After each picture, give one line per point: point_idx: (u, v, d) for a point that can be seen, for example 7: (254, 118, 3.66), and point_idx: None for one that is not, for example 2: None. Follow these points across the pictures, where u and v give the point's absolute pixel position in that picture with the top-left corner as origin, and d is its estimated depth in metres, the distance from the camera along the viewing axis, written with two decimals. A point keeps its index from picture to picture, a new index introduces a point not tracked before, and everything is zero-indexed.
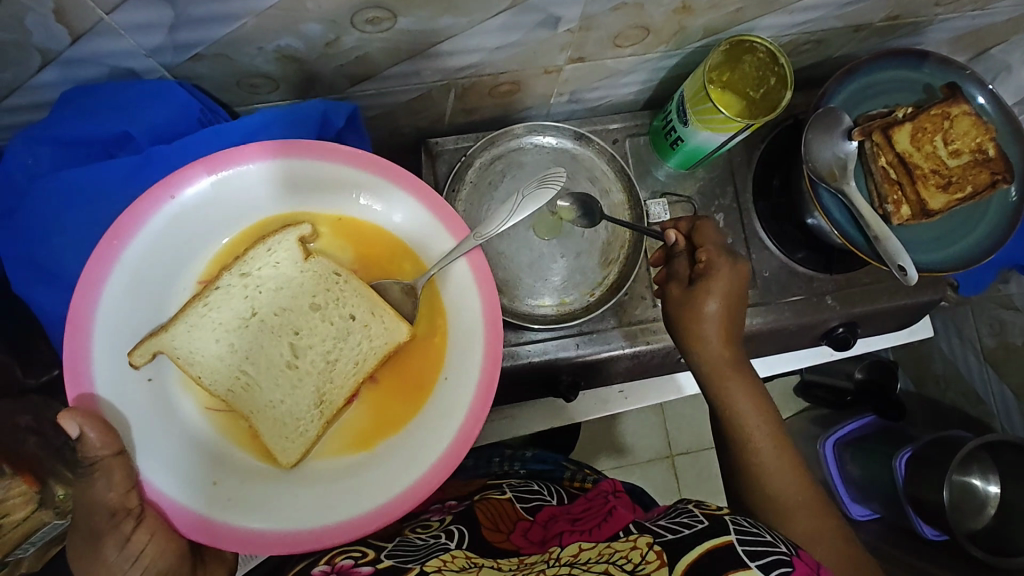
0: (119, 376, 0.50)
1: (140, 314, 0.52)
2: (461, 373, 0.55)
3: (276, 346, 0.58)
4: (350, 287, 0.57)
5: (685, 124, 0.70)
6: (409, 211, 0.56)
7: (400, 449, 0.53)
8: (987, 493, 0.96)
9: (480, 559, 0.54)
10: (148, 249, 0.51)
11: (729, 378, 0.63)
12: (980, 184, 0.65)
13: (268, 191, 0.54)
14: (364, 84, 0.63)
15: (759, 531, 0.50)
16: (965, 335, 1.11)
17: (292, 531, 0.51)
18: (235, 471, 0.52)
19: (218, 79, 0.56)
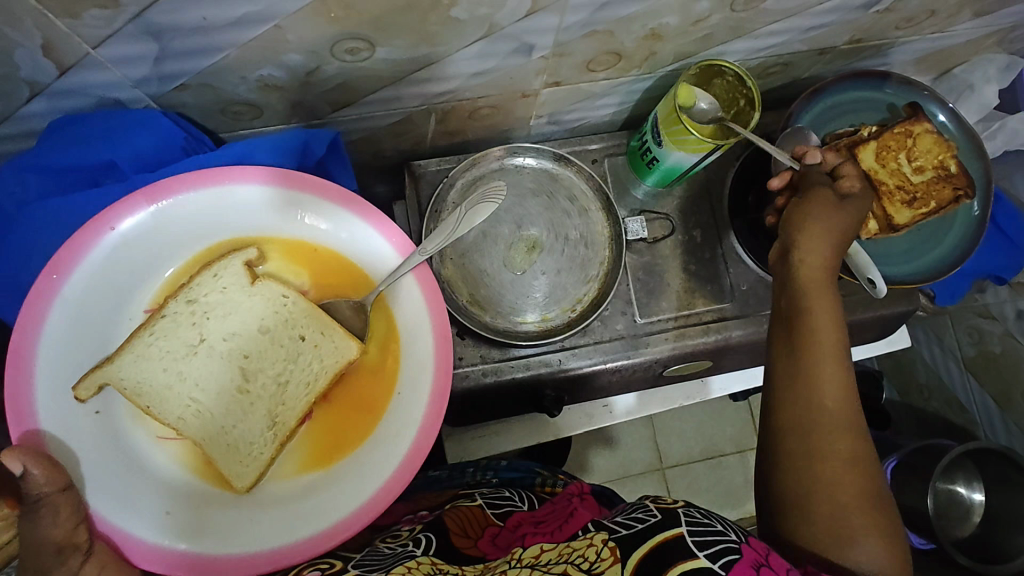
0: (63, 409, 0.51)
1: (85, 346, 0.53)
2: (413, 389, 0.56)
3: (227, 373, 0.58)
4: (300, 309, 0.59)
5: (659, 144, 0.72)
6: (350, 230, 0.58)
7: (355, 467, 0.55)
8: (973, 502, 0.98)
9: (445, 566, 0.55)
10: (92, 283, 0.53)
11: (822, 335, 0.56)
12: (944, 198, 0.67)
13: (211, 219, 0.56)
14: (345, 110, 0.65)
15: (711, 521, 0.51)
16: (945, 344, 1.13)
17: (249, 554, 0.51)
18: (186, 500, 0.53)
19: (202, 107, 0.58)
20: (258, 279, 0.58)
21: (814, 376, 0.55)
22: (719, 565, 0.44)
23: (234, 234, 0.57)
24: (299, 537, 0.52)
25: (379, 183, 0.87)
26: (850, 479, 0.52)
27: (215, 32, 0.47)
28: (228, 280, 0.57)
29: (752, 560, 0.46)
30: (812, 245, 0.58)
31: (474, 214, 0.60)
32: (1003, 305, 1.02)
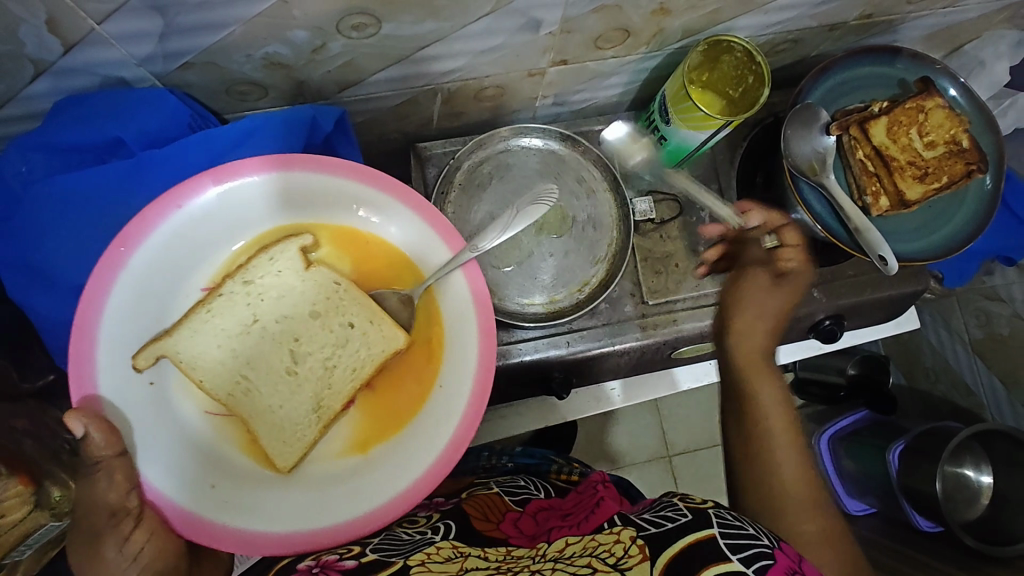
0: (121, 377, 0.51)
1: (143, 318, 0.52)
2: (455, 383, 0.56)
3: (277, 353, 0.58)
4: (350, 296, 0.58)
5: (667, 122, 0.72)
6: (406, 223, 0.58)
7: (396, 453, 0.54)
8: (980, 484, 0.98)
9: (467, 549, 0.54)
10: (155, 257, 0.52)
11: (765, 413, 0.66)
12: (956, 173, 0.66)
13: (270, 202, 0.55)
14: (351, 89, 0.64)
15: (742, 523, 0.51)
16: (953, 327, 1.12)
17: (286, 530, 0.51)
18: (232, 475, 0.53)
19: (207, 87, 0.57)
20: (312, 264, 0.57)
21: (763, 441, 0.66)
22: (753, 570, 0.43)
23: (291, 218, 0.57)
24: (334, 521, 0.52)
25: (385, 166, 0.86)
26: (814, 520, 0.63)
27: (221, 7, 0.46)
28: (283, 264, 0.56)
29: (785, 565, 0.45)
30: (745, 331, 0.68)
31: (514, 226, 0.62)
32: (1011, 287, 1.02)
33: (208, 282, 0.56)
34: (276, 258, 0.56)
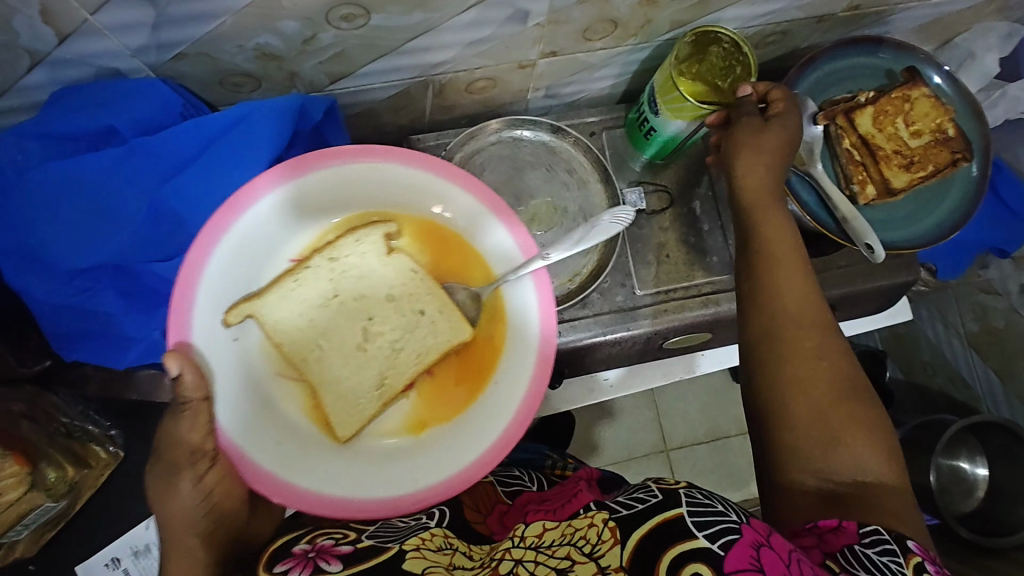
0: (211, 328, 0.53)
1: (235, 279, 0.54)
2: (515, 378, 0.56)
3: (350, 327, 0.59)
4: (429, 285, 0.59)
5: (656, 113, 0.72)
6: (484, 220, 0.58)
7: (453, 439, 0.55)
8: (975, 476, 0.98)
9: (456, 541, 0.53)
10: (256, 223, 0.54)
11: (775, 248, 0.55)
12: (942, 162, 0.67)
13: (360, 189, 0.57)
14: (343, 81, 0.65)
15: (712, 501, 0.48)
16: (949, 320, 1.12)
17: (342, 501, 0.52)
18: (297, 436, 0.54)
19: (200, 78, 0.58)
20: (393, 250, 0.58)
21: (782, 362, 0.52)
22: (720, 548, 0.42)
23: (387, 206, 0.58)
24: (386, 499, 0.53)
25: None
26: (819, 376, 0.51)
27: None
28: (371, 249, 0.58)
29: (754, 542, 0.43)
30: (749, 166, 0.58)
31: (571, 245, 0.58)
32: (1006, 280, 1.02)
33: (297, 257, 0.58)
34: (363, 240, 0.57)
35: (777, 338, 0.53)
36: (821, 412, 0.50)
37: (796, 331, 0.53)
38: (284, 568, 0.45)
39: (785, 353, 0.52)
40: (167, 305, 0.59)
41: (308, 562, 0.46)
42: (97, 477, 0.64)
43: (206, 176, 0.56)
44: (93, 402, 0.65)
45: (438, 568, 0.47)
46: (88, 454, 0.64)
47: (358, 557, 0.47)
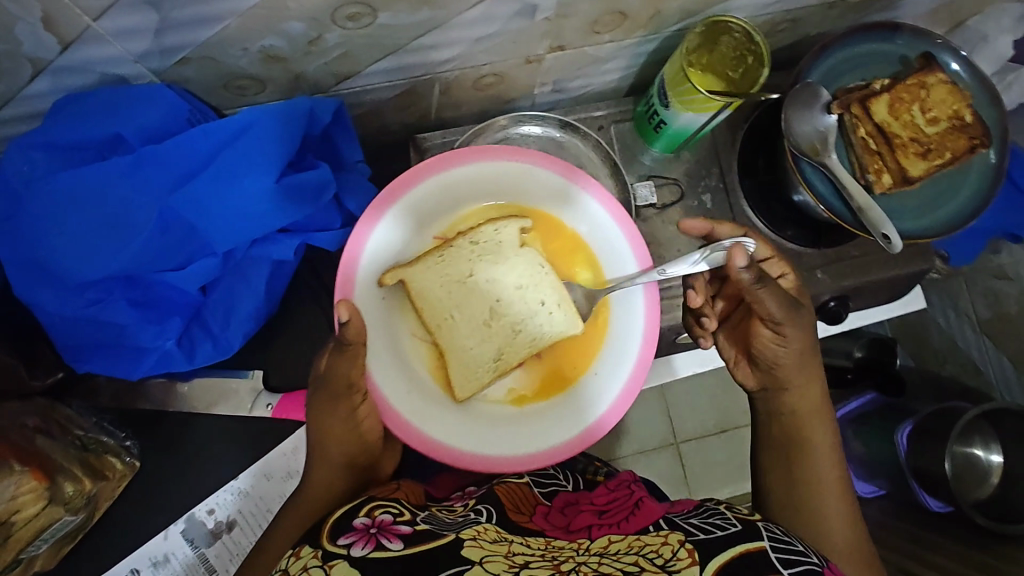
0: (368, 284, 0.61)
1: (387, 249, 0.62)
2: (613, 369, 0.64)
3: (479, 304, 0.65)
4: (552, 280, 0.63)
5: (666, 106, 0.71)
6: (608, 226, 0.65)
7: (555, 413, 0.63)
8: (990, 463, 0.97)
9: (511, 536, 0.50)
10: (408, 200, 0.62)
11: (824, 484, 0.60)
12: (959, 149, 0.66)
13: (499, 185, 0.65)
14: (349, 81, 0.64)
15: (792, 538, 0.47)
16: (960, 307, 1.11)
17: (462, 452, 0.61)
18: (423, 388, 0.63)
19: (205, 82, 0.57)
20: (525, 245, 0.64)
21: (801, 448, 0.62)
22: None
23: (528, 202, 0.65)
24: (497, 459, 0.61)
25: (385, 158, 0.87)
26: None
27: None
28: (508, 239, 0.63)
29: None
30: (804, 384, 0.63)
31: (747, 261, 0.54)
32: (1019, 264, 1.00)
33: (440, 237, 0.65)
34: (501, 232, 0.63)
35: (793, 420, 0.63)
36: (832, 504, 0.59)
37: (816, 433, 0.62)
38: (349, 539, 0.48)
39: (807, 467, 0.61)
40: (180, 313, 0.60)
41: (370, 539, 0.48)
42: (114, 489, 0.61)
43: (219, 182, 0.54)
44: (107, 413, 0.64)
45: (497, 556, 0.45)
46: (105, 466, 0.60)
47: (417, 539, 0.48)
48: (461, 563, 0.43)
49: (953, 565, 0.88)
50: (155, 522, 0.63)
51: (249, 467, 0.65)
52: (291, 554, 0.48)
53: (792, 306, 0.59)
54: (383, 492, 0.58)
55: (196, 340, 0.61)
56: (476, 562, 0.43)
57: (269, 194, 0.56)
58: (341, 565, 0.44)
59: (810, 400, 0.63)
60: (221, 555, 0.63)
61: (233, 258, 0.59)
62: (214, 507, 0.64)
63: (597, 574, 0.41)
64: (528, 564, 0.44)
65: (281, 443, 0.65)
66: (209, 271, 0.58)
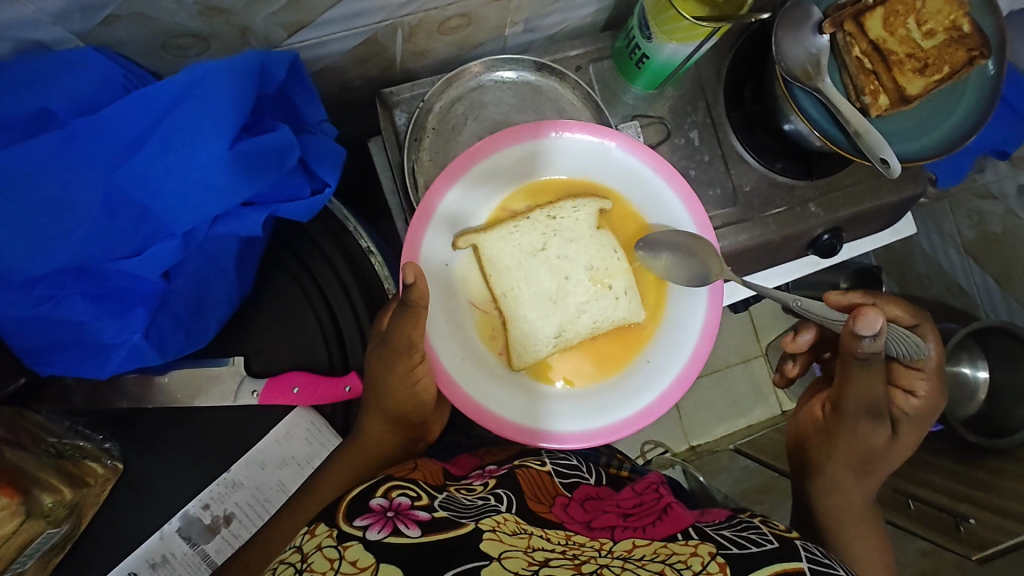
0: (441, 243, 0.63)
1: (459, 215, 0.64)
2: (664, 360, 0.66)
3: (550, 280, 0.68)
4: (622, 268, 0.67)
5: (648, 38, 0.67)
6: (679, 215, 0.66)
7: (602, 396, 0.65)
8: (978, 380, 0.94)
9: (530, 527, 0.49)
10: (487, 165, 0.64)
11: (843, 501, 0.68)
12: (957, 62, 0.62)
13: (583, 167, 0.67)
14: (302, 32, 0.56)
15: (831, 562, 0.47)
16: (945, 231, 1.07)
17: (512, 422, 0.63)
18: (477, 352, 0.64)
19: (140, 43, 0.51)
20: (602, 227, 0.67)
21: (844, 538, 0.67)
22: None
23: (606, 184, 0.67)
24: (545, 431, 0.63)
25: (351, 117, 0.81)
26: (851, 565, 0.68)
27: None
28: (583, 219, 0.66)
29: None
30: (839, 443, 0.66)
31: (877, 329, 0.54)
32: (1004, 182, 0.94)
33: (512, 209, 0.67)
34: (578, 212, 0.66)
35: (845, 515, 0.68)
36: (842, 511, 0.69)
37: (861, 532, 0.67)
38: (365, 521, 0.46)
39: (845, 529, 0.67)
40: (143, 303, 0.54)
41: (387, 522, 0.46)
42: (98, 494, 0.58)
43: (164, 156, 0.48)
44: (80, 416, 0.60)
45: (518, 551, 0.43)
46: (86, 472, 0.57)
47: (436, 527, 0.46)
48: (480, 558, 0.41)
49: (945, 482, 0.89)
50: (149, 524, 0.59)
51: (242, 456, 0.60)
52: (306, 531, 0.47)
53: (874, 413, 0.62)
54: (399, 471, 0.56)
55: (165, 331, 0.57)
56: (494, 557, 0.41)
57: (222, 164, 0.50)
58: (356, 548, 0.42)
59: (849, 506, 0.68)
60: (223, 550, 0.59)
61: (195, 238, 0.53)
62: (209, 502, 0.59)
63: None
64: (548, 561, 0.42)
65: (272, 427, 0.61)
66: (169, 256, 0.52)
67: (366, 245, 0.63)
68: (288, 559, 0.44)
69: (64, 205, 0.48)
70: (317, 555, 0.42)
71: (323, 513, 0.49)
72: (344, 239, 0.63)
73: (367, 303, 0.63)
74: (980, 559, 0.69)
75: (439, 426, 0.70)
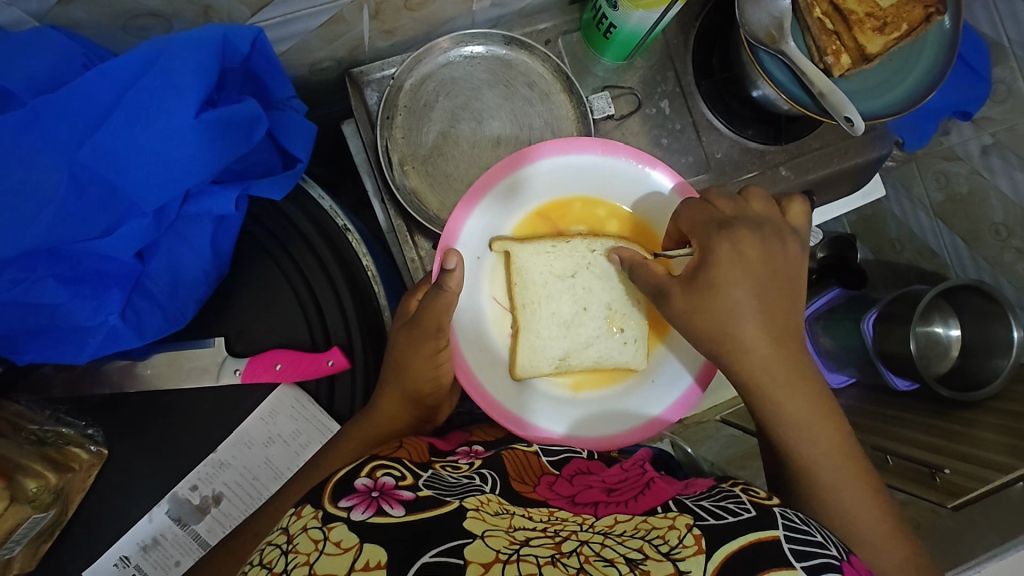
0: (466, 246, 0.66)
1: (481, 225, 0.67)
2: (665, 386, 0.69)
3: (569, 305, 0.70)
4: (636, 318, 0.69)
5: (614, 7, 0.67)
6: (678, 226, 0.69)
7: (601, 409, 0.68)
8: (950, 338, 0.87)
9: (512, 506, 0.49)
10: (533, 173, 0.68)
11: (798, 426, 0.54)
12: (915, 20, 0.64)
13: (584, 179, 0.69)
14: (266, 10, 0.53)
15: (809, 528, 0.47)
16: (914, 194, 1.01)
17: (514, 414, 0.66)
18: (490, 355, 0.67)
19: (97, 24, 0.49)
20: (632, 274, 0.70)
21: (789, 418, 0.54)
22: None
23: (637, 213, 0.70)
24: (542, 435, 0.66)
25: (325, 97, 0.80)
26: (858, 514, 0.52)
27: None
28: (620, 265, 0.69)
29: None
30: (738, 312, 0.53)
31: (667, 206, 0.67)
32: (967, 144, 0.91)
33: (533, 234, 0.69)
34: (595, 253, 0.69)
35: (773, 386, 0.54)
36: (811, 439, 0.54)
37: (798, 388, 0.54)
38: (349, 503, 0.46)
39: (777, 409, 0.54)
40: (118, 285, 0.55)
41: (372, 503, 0.46)
42: (83, 480, 0.58)
43: (129, 130, 0.48)
44: (61, 404, 0.59)
45: (498, 532, 0.43)
46: (70, 457, 0.56)
47: (420, 506, 0.47)
48: (461, 536, 0.42)
49: None
50: (136, 509, 0.59)
51: (228, 437, 0.60)
52: (293, 512, 0.47)
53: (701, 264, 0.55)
54: (385, 450, 0.57)
55: (143, 312, 0.57)
56: (476, 536, 0.42)
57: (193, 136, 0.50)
58: (341, 528, 0.43)
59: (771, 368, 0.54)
60: (213, 530, 0.59)
61: (166, 217, 0.54)
62: (197, 483, 0.60)
63: (598, 559, 0.41)
64: (529, 541, 0.43)
65: (257, 407, 0.61)
66: (141, 234, 0.53)
67: (342, 223, 0.63)
68: (274, 540, 0.44)
69: (31, 186, 0.47)
70: (302, 535, 0.43)
71: (309, 496, 0.49)
72: (321, 218, 0.63)
73: (348, 283, 0.63)
74: (953, 508, 0.63)
75: (447, 411, 0.70)
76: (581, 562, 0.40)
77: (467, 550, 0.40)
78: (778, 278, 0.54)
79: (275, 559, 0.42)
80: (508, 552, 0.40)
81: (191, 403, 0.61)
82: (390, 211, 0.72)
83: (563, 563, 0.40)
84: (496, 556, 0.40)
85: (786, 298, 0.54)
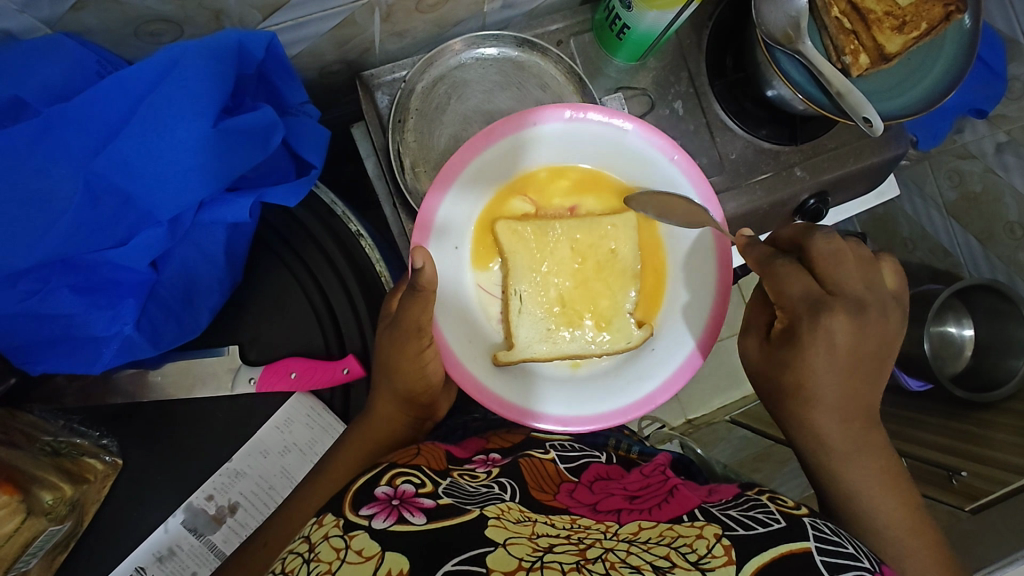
0: (443, 234, 0.62)
1: (459, 206, 0.62)
2: (668, 348, 0.64)
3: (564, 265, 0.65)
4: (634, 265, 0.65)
5: (629, 8, 0.66)
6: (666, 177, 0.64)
7: (600, 381, 0.64)
8: (964, 338, 0.86)
9: (534, 514, 0.49)
10: (508, 144, 0.62)
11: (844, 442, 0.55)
12: (935, 19, 0.63)
13: (565, 146, 0.64)
14: (279, 13, 0.52)
15: (841, 539, 0.46)
16: (926, 193, 0.99)
17: (514, 404, 0.62)
18: (478, 342, 0.63)
19: (110, 30, 0.49)
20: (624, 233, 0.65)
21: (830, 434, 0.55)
22: None
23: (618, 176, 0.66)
24: (538, 413, 0.62)
25: (335, 101, 0.79)
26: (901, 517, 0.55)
27: None
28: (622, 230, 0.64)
29: None
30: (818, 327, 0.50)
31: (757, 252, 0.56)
32: (981, 142, 0.89)
33: (511, 210, 0.65)
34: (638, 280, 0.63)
35: (837, 455, 0.55)
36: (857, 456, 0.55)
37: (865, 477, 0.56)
38: (370, 511, 0.46)
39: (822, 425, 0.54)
40: (133, 294, 0.54)
41: (392, 511, 0.46)
42: (99, 491, 0.57)
43: (145, 139, 0.48)
44: (74, 414, 0.59)
45: (521, 539, 0.43)
46: (84, 468, 0.56)
47: (440, 513, 0.46)
48: (483, 544, 0.41)
49: None
50: (150, 520, 0.59)
51: (243, 446, 0.60)
52: (313, 521, 0.47)
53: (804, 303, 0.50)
54: (402, 456, 0.56)
55: (157, 322, 0.56)
56: (498, 544, 0.42)
57: (206, 143, 0.50)
58: (361, 537, 0.42)
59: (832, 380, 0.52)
60: (228, 540, 0.58)
61: (181, 226, 0.54)
62: (213, 493, 0.59)
63: (624, 566, 0.40)
64: (553, 547, 0.42)
65: (272, 415, 0.61)
66: (156, 243, 0.52)
67: (355, 228, 0.63)
68: (296, 548, 0.44)
69: (48, 197, 0.47)
70: (323, 544, 0.43)
71: (328, 505, 0.49)
72: (335, 223, 0.63)
73: (361, 289, 0.62)
74: (970, 511, 0.62)
75: (446, 407, 0.70)
76: (607, 568, 0.39)
77: (489, 558, 0.39)
78: (868, 356, 0.51)
79: (297, 567, 0.41)
80: (531, 559, 0.40)
81: (205, 410, 0.60)
82: (402, 215, 0.71)
83: (588, 569, 0.39)
84: (519, 564, 0.39)
85: (880, 324, 0.50)
